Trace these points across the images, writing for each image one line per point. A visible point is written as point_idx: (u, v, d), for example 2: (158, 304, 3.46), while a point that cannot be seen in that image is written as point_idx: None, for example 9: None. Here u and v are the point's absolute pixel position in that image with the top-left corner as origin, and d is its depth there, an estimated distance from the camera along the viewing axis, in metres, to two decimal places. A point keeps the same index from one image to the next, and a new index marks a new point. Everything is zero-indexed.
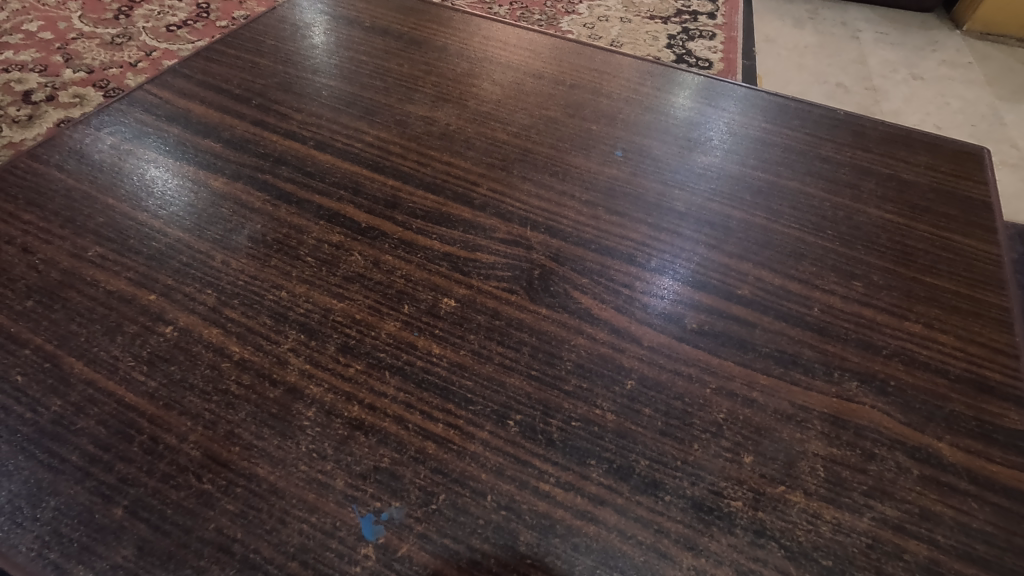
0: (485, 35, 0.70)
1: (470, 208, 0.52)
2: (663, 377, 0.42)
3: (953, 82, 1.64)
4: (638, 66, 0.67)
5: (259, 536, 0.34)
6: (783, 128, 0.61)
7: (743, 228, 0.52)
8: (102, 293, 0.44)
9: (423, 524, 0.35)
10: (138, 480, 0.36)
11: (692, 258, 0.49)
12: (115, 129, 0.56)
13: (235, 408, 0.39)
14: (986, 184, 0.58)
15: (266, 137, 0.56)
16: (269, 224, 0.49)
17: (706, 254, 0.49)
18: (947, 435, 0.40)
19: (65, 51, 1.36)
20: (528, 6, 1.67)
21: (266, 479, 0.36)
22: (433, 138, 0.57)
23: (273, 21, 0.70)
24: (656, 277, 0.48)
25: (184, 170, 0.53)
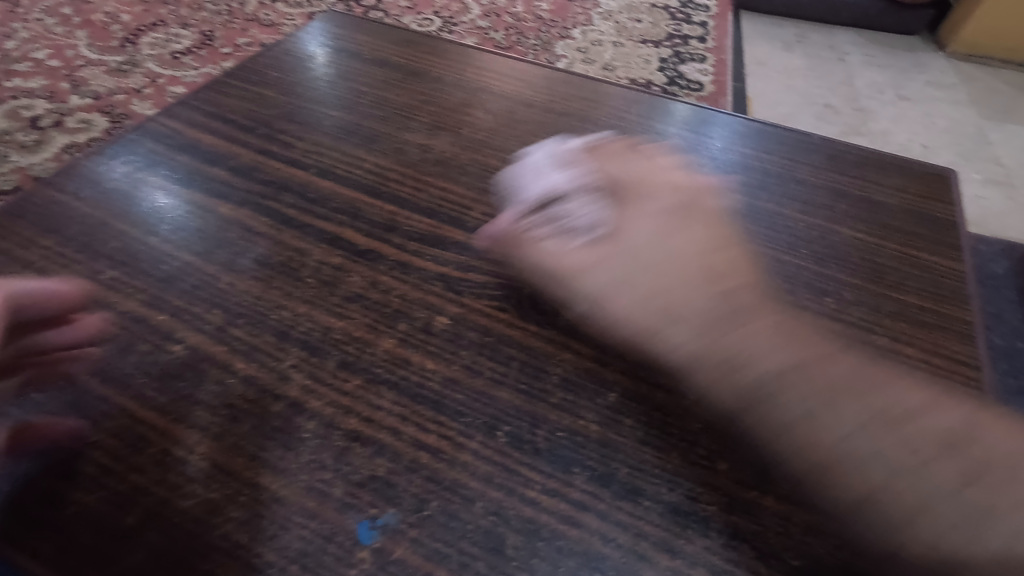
0: (479, 66, 0.73)
1: (463, 230, 0.55)
2: (645, 390, 0.44)
3: (937, 102, 1.69)
4: (623, 95, 0.71)
5: (263, 542, 0.36)
6: (762, 151, 0.64)
7: (653, 184, 0.50)
8: (115, 314, 0.47)
9: (417, 529, 0.37)
10: (149, 489, 0.38)
11: (620, 184, 0.50)
12: (127, 158, 0.59)
13: (240, 421, 0.41)
14: (954, 204, 0.61)
15: (270, 165, 0.59)
16: (273, 247, 0.52)
17: (631, 184, 0.50)
18: None
19: (73, 78, 1.40)
20: (523, 31, 1.73)
21: (270, 487, 0.38)
22: (428, 164, 0.61)
23: (277, 54, 0.74)
24: (548, 177, 0.52)
25: (193, 197, 0.56)
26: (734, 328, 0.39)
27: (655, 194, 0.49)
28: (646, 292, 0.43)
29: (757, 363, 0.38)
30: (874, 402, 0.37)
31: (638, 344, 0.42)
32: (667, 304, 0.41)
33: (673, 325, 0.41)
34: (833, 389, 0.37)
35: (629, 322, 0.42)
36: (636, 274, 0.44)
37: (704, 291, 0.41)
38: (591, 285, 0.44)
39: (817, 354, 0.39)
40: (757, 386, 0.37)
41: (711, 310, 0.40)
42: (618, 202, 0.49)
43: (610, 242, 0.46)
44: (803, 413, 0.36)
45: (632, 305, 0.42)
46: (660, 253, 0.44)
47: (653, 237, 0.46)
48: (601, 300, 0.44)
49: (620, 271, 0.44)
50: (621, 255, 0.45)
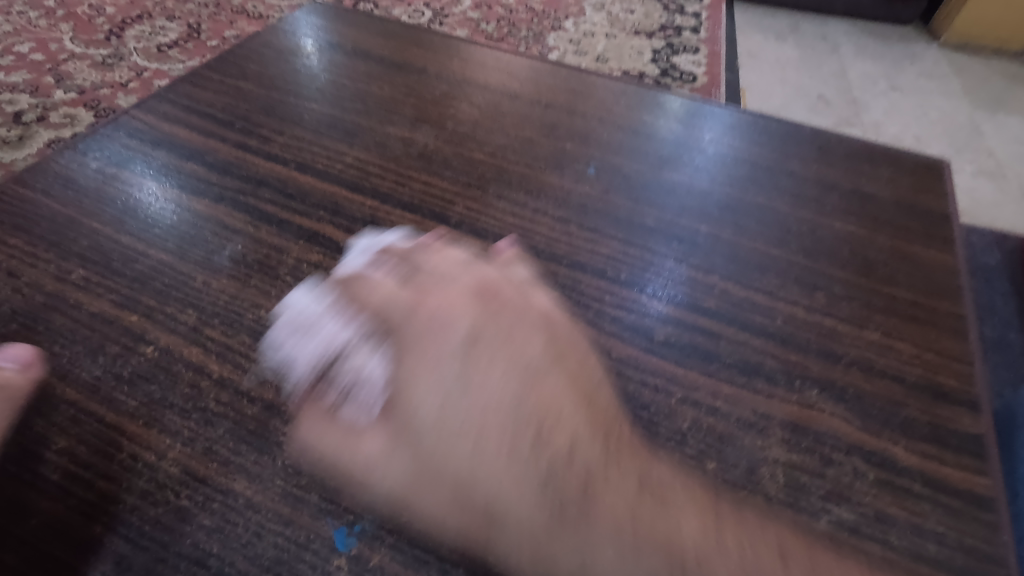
0: (465, 58, 0.72)
1: (447, 226, 0.53)
2: (631, 388, 0.43)
3: (929, 93, 1.68)
4: (612, 86, 0.69)
5: (236, 550, 0.35)
6: (752, 144, 0.63)
7: (431, 306, 0.39)
8: (85, 315, 0.45)
9: (396, 535, 0.36)
10: (118, 497, 0.37)
11: (412, 286, 0.41)
12: (101, 154, 0.58)
13: (214, 425, 0.40)
14: (946, 196, 0.60)
15: (248, 160, 0.58)
16: (250, 245, 0.51)
17: (422, 275, 0.42)
18: (902, 440, 0.42)
19: (56, 72, 1.37)
20: (514, 23, 1.70)
21: (243, 494, 0.37)
22: (412, 158, 0.59)
23: (257, 46, 0.72)
24: (325, 323, 0.40)
25: (168, 194, 0.54)
26: (567, 496, 0.35)
27: (442, 323, 0.38)
28: (476, 468, 0.35)
29: (593, 540, 0.34)
30: (713, 559, 0.33)
31: (484, 528, 0.35)
32: (479, 501, 0.35)
33: (502, 497, 0.34)
34: (671, 535, 0.34)
35: (454, 512, 0.35)
36: (470, 446, 0.35)
37: (529, 454, 0.35)
38: (388, 482, 0.36)
39: (661, 514, 0.34)
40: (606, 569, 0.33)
41: (542, 477, 0.35)
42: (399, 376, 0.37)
43: (395, 403, 0.37)
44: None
45: (468, 472, 0.35)
46: (476, 407, 0.36)
47: (469, 390, 0.36)
48: (433, 474, 0.35)
49: (428, 452, 0.35)
50: (430, 411, 0.36)
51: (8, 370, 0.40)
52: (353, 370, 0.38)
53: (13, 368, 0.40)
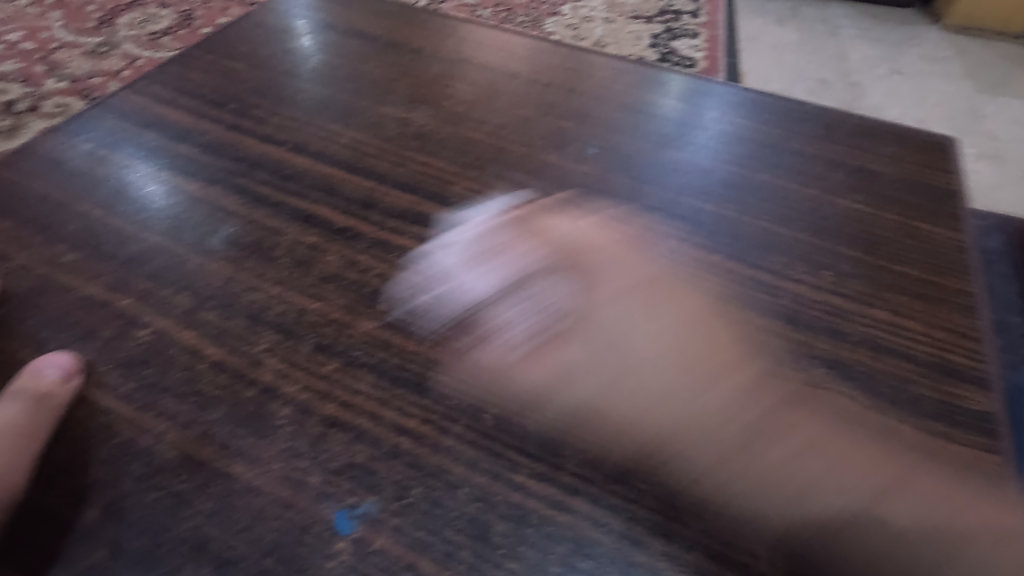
0: (461, 37, 0.70)
1: (446, 207, 0.52)
2: (636, 368, 0.43)
3: (930, 75, 1.67)
4: (612, 65, 0.68)
5: (236, 534, 0.34)
6: (755, 122, 0.62)
7: (598, 263, 0.49)
8: (77, 299, 0.44)
9: (398, 518, 0.35)
10: (114, 482, 0.36)
11: (569, 254, 0.50)
12: (90, 136, 0.56)
13: (210, 408, 0.39)
14: (953, 173, 0.59)
15: (242, 141, 0.57)
16: (244, 227, 0.50)
17: (574, 239, 0.51)
18: (912, 418, 0.41)
19: (47, 60, 1.35)
20: (511, 8, 1.68)
21: (242, 477, 0.36)
22: (409, 138, 0.58)
23: (249, 26, 0.70)
24: (463, 273, 0.47)
25: (160, 176, 0.53)
26: (760, 431, 0.40)
27: (614, 280, 0.48)
28: (642, 400, 0.41)
29: (751, 464, 0.39)
30: (846, 483, 0.38)
31: (646, 459, 0.39)
32: (635, 406, 0.41)
33: (681, 432, 0.40)
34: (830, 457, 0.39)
35: (613, 432, 0.40)
36: (615, 377, 0.43)
37: (713, 396, 0.42)
38: (560, 401, 0.41)
39: (837, 450, 0.40)
40: (754, 478, 0.38)
41: (722, 414, 0.41)
42: (574, 321, 0.46)
43: (586, 323, 0.45)
44: (805, 509, 0.37)
45: (612, 413, 0.41)
46: (638, 353, 0.44)
47: (649, 334, 0.45)
48: (584, 413, 0.40)
49: (574, 375, 0.42)
50: (593, 349, 0.44)
51: (51, 379, 0.39)
52: (523, 299, 0.47)
53: (55, 375, 0.39)
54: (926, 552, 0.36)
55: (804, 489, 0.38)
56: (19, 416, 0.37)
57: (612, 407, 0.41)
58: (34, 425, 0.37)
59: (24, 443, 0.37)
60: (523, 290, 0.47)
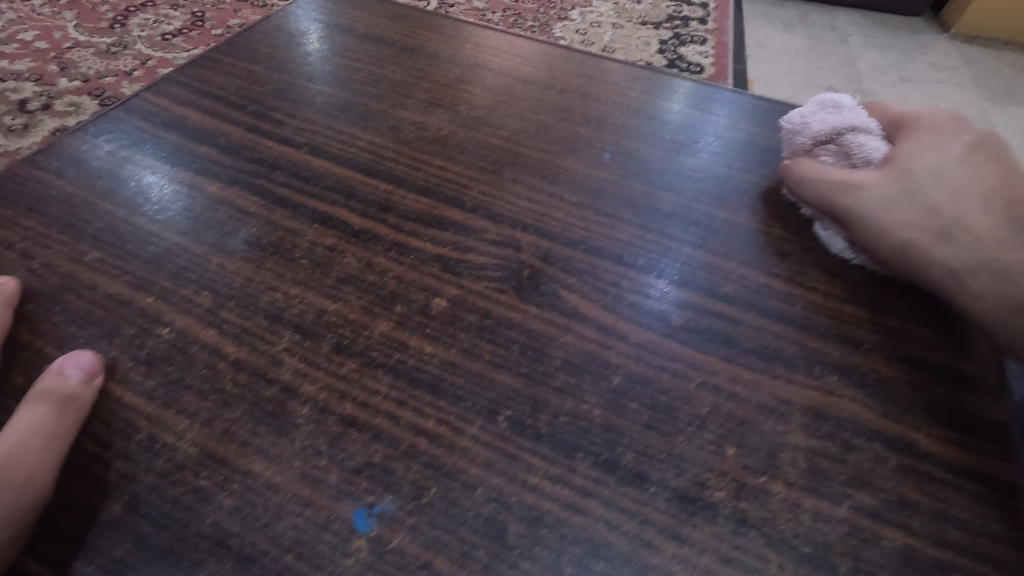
0: (477, 42, 0.71)
1: (462, 210, 0.53)
2: (650, 373, 0.43)
3: (939, 84, 1.67)
4: (626, 71, 0.68)
5: (256, 530, 0.35)
6: (768, 129, 0.62)
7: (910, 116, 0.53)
8: (100, 296, 0.45)
9: (415, 517, 0.36)
10: (137, 478, 0.37)
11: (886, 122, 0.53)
12: (112, 136, 0.57)
13: (231, 406, 0.40)
14: None
15: (261, 143, 0.57)
16: (264, 228, 0.50)
17: (901, 117, 0.53)
18: (924, 427, 0.41)
19: (61, 60, 1.36)
20: (522, 12, 1.69)
21: (262, 474, 0.37)
22: (425, 142, 0.59)
23: (268, 29, 0.71)
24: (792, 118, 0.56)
25: (181, 176, 0.54)
26: (1001, 263, 0.44)
27: (943, 142, 0.50)
28: (916, 215, 0.46)
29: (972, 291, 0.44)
30: None
31: (902, 259, 0.47)
32: (940, 224, 0.46)
33: (960, 255, 0.45)
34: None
35: (921, 230, 0.46)
36: (902, 197, 0.47)
37: (1008, 228, 0.45)
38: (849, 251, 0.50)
39: (1021, 287, 0.43)
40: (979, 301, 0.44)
41: (1013, 252, 0.44)
42: (896, 161, 0.50)
43: (888, 169, 0.49)
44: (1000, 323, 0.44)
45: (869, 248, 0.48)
46: (946, 187, 0.47)
47: (945, 177, 0.48)
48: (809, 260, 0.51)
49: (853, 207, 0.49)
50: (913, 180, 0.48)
51: (74, 380, 0.39)
52: (835, 153, 0.53)
53: (79, 376, 0.39)
54: None
55: (1016, 322, 0.43)
56: (45, 416, 0.37)
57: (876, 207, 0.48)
58: (60, 423, 0.37)
59: (50, 445, 0.37)
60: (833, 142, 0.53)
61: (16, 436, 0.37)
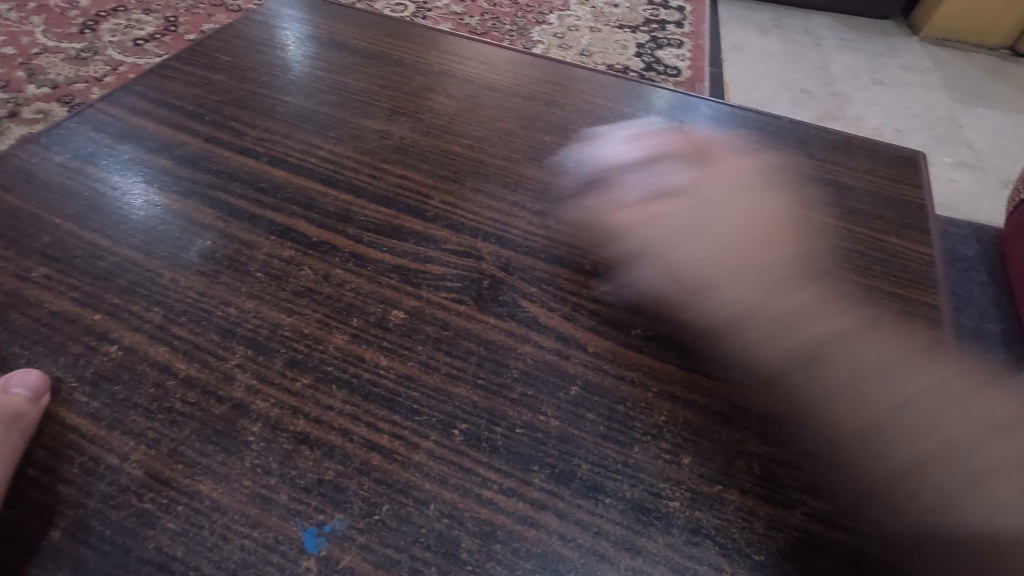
0: (442, 49, 0.71)
1: (423, 220, 0.52)
2: (608, 382, 0.43)
3: (909, 86, 1.70)
4: (591, 78, 0.69)
5: (201, 553, 0.34)
6: (730, 136, 0.63)
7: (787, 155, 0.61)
8: (47, 314, 0.44)
9: (366, 535, 0.35)
10: (78, 502, 0.36)
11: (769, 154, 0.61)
12: (65, 148, 0.56)
13: (179, 425, 0.39)
14: (922, 187, 0.60)
15: (219, 154, 0.56)
16: (219, 240, 0.49)
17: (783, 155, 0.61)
18: (877, 431, 0.42)
19: (28, 66, 1.34)
20: (499, 16, 1.69)
21: (209, 495, 0.36)
22: (388, 151, 0.58)
23: (230, 37, 0.70)
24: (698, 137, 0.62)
25: (135, 188, 0.53)
26: (761, 308, 0.48)
27: (720, 183, 0.58)
28: (690, 252, 0.51)
29: (751, 335, 0.46)
30: (859, 348, 0.46)
31: (725, 310, 0.47)
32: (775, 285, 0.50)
33: (743, 295, 0.49)
34: (877, 370, 0.45)
35: (745, 291, 0.49)
36: (705, 238, 0.53)
37: (830, 309, 0.49)
38: (641, 279, 0.49)
39: (851, 347, 0.46)
40: (745, 347, 0.45)
41: (784, 311, 0.48)
42: (667, 201, 0.55)
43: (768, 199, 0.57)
44: (839, 376, 0.44)
45: (686, 279, 0.49)
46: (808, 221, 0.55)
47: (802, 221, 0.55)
48: (650, 290, 0.48)
49: (701, 240, 0.52)
50: (745, 220, 0.55)
51: (19, 399, 0.38)
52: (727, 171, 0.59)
53: (24, 395, 0.38)
54: (846, 404, 0.43)
55: (846, 382, 0.44)
56: None
57: (645, 229, 0.53)
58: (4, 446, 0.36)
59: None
60: (638, 172, 0.58)
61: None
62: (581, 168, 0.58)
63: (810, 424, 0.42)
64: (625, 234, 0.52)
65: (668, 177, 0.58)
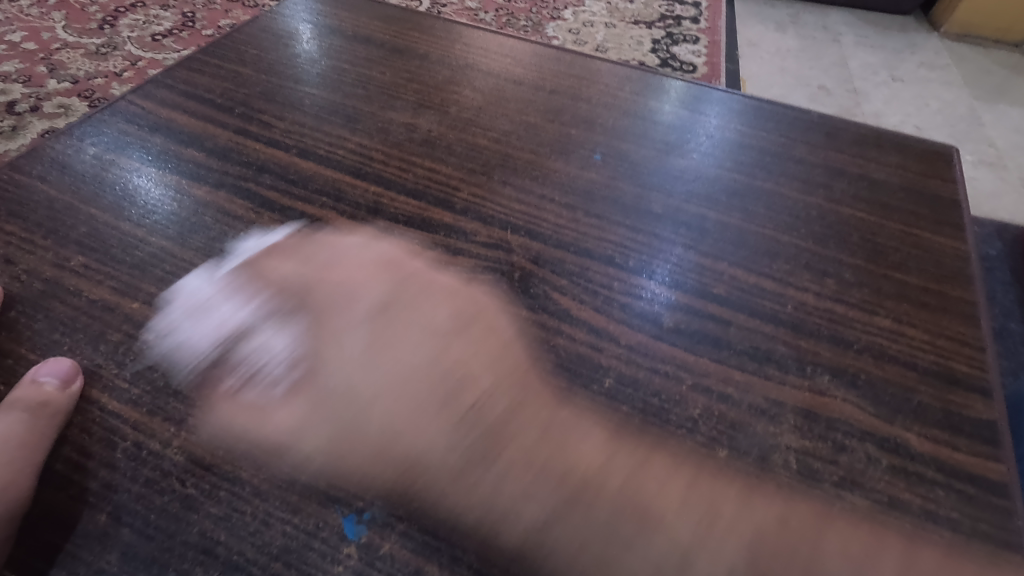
0: (467, 43, 0.71)
1: (452, 213, 0.52)
2: (642, 375, 0.43)
3: (930, 83, 1.68)
4: (617, 72, 0.68)
5: (244, 538, 0.34)
6: (758, 130, 0.62)
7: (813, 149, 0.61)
8: (86, 302, 0.44)
9: (405, 523, 0.35)
10: (122, 486, 0.36)
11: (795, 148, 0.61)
12: (97, 140, 0.56)
13: (219, 413, 0.39)
14: (955, 182, 0.59)
15: (249, 146, 0.57)
16: (252, 231, 0.50)
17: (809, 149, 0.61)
18: (915, 427, 0.41)
19: (49, 61, 1.35)
20: (514, 12, 1.69)
21: (250, 482, 0.36)
22: (415, 144, 0.58)
23: (256, 30, 0.71)
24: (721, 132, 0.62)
25: (167, 180, 0.53)
26: (534, 448, 0.38)
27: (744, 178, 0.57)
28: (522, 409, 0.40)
29: (492, 469, 0.37)
30: (619, 520, 0.36)
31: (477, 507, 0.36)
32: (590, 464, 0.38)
33: (458, 448, 0.38)
34: (690, 552, 0.35)
35: (501, 496, 0.36)
36: (363, 394, 0.40)
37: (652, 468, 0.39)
38: (307, 447, 0.38)
39: (739, 493, 0.38)
40: (512, 506, 0.36)
41: (609, 489, 0.37)
42: (394, 311, 0.45)
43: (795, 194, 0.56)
44: (512, 529, 0.35)
45: (385, 431, 0.39)
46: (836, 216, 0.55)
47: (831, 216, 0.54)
48: (356, 437, 0.38)
49: (386, 397, 0.40)
50: (394, 407, 0.40)
51: (49, 387, 0.39)
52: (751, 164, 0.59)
53: (53, 383, 0.39)
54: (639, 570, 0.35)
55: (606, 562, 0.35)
56: (20, 425, 0.37)
57: (318, 426, 0.39)
58: (38, 431, 0.37)
59: (20, 453, 0.36)
60: (357, 288, 0.46)
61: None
62: (236, 295, 0.45)
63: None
64: (315, 374, 0.41)
65: (341, 322, 0.44)
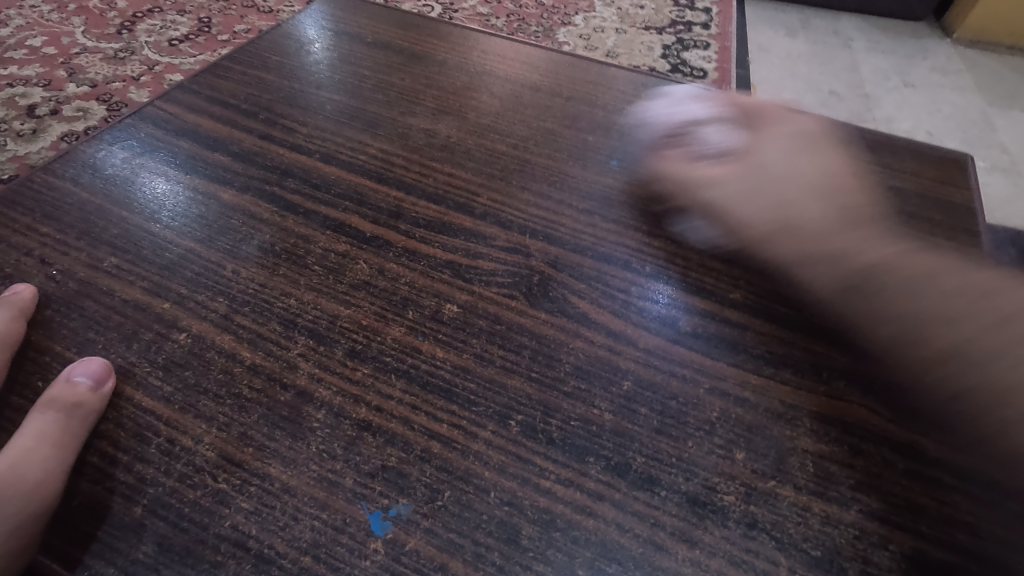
0: (484, 50, 0.72)
1: (471, 217, 0.53)
2: (660, 378, 0.44)
3: (943, 88, 1.67)
4: (632, 79, 0.69)
5: (274, 532, 0.35)
6: None
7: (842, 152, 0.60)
8: (118, 302, 0.46)
9: (429, 519, 0.36)
10: (156, 480, 0.37)
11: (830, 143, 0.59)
12: (126, 144, 0.58)
13: (248, 411, 0.40)
14: (970, 189, 0.59)
15: (273, 150, 0.58)
16: (277, 234, 0.51)
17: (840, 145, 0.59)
18: (931, 432, 0.42)
19: (69, 66, 1.38)
20: (524, 18, 1.70)
21: (279, 478, 0.37)
22: (435, 149, 0.59)
23: (277, 37, 0.72)
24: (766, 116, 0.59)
25: (194, 183, 0.55)
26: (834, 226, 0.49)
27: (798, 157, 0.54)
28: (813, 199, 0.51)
29: (848, 226, 0.49)
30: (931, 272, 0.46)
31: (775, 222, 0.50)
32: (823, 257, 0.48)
33: (800, 208, 0.50)
34: (920, 301, 0.45)
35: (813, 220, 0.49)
36: (760, 178, 0.52)
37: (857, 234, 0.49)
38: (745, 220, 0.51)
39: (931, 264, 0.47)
40: (856, 253, 0.48)
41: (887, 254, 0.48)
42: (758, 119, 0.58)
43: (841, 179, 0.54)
44: (810, 273, 0.48)
45: (780, 213, 0.50)
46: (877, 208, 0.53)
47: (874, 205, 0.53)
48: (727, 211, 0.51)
49: (786, 186, 0.52)
50: (750, 179, 0.52)
51: (83, 388, 0.40)
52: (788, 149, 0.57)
53: (87, 384, 0.40)
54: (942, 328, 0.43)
55: (882, 296, 0.45)
56: (52, 425, 0.38)
57: (710, 189, 0.52)
58: (68, 433, 0.38)
59: (56, 453, 0.37)
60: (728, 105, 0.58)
61: (21, 447, 0.37)
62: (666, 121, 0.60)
63: (918, 390, 0.43)
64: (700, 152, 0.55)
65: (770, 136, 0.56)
